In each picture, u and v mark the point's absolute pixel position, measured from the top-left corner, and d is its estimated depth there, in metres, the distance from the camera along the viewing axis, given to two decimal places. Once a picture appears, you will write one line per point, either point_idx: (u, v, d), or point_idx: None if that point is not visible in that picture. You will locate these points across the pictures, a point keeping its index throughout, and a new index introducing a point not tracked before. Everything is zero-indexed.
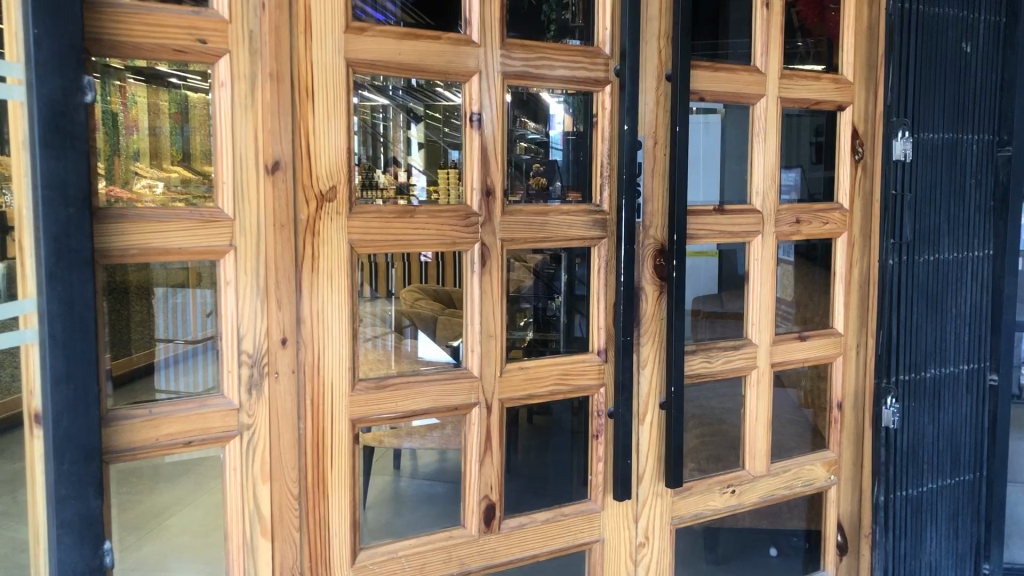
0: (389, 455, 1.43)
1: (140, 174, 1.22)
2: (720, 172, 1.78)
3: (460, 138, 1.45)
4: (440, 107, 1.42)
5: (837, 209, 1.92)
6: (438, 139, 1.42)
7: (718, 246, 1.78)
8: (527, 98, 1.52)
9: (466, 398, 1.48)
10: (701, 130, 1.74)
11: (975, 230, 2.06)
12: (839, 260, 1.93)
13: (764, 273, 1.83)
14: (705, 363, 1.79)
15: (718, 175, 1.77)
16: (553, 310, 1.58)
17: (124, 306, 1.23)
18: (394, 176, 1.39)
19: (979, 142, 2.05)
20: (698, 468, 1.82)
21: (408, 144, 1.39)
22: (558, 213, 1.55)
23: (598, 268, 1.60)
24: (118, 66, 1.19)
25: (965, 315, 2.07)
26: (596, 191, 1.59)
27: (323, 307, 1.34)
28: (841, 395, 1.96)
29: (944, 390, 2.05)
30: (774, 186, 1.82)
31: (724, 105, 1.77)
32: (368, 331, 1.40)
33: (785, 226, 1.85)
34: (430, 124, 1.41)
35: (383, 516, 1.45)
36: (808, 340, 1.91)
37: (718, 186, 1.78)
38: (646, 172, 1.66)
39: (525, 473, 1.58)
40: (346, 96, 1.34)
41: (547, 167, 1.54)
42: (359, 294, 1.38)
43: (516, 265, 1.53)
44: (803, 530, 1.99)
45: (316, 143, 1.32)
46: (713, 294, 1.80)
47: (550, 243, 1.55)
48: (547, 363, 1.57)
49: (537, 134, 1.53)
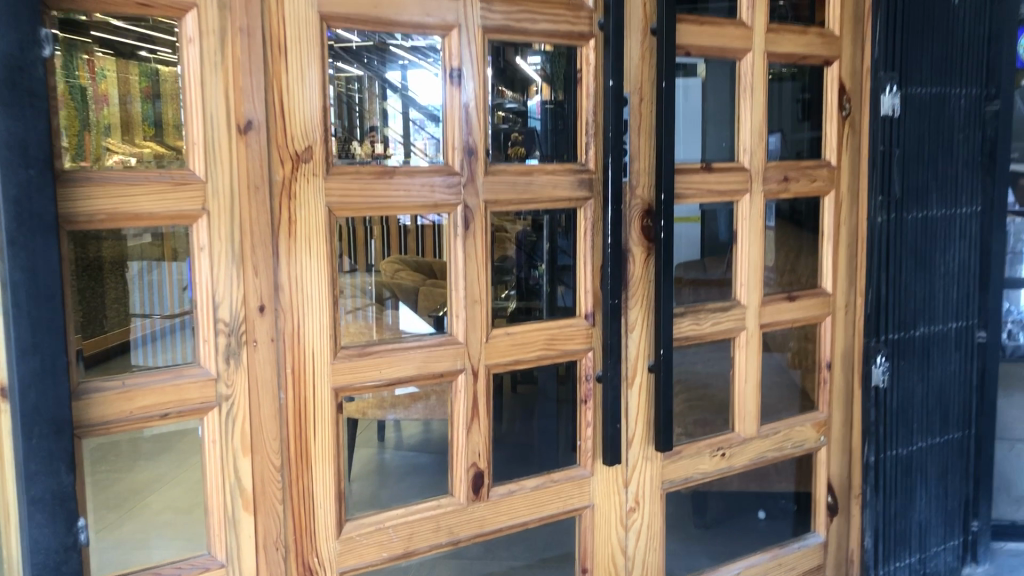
0: (373, 427, 1.39)
1: (112, 150, 1.17)
2: (702, 132, 1.73)
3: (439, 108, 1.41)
4: (416, 76, 1.38)
5: (824, 166, 1.89)
6: (416, 105, 1.38)
7: (700, 207, 1.74)
8: (503, 66, 1.47)
9: (452, 364, 1.44)
10: (680, 94, 1.68)
11: (964, 186, 2.04)
12: (826, 217, 1.91)
13: (752, 233, 1.79)
14: (693, 326, 1.75)
15: (700, 134, 1.73)
16: (535, 279, 1.55)
17: (98, 284, 1.17)
18: (370, 147, 1.35)
19: (966, 96, 2.02)
20: (685, 432, 1.79)
21: (388, 113, 1.36)
22: (542, 172, 1.52)
23: (584, 230, 1.57)
24: (85, 39, 1.14)
25: (953, 272, 2.05)
26: (582, 149, 1.56)
27: (301, 272, 1.29)
28: (830, 355, 1.94)
29: (933, 348, 2.03)
30: (761, 143, 1.79)
31: (704, 60, 1.72)
32: (346, 304, 1.35)
33: (773, 184, 1.82)
34: (408, 92, 1.37)
35: (368, 488, 1.41)
36: (797, 301, 1.88)
37: (700, 144, 1.73)
38: (632, 129, 1.61)
39: (512, 440, 1.55)
40: (314, 63, 1.28)
41: (525, 135, 1.50)
42: (340, 262, 1.34)
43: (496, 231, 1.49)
44: (792, 492, 1.98)
45: (292, 101, 1.27)
46: (695, 260, 1.76)
47: (533, 204, 1.51)
48: (534, 329, 1.53)
49: (514, 103, 1.48)
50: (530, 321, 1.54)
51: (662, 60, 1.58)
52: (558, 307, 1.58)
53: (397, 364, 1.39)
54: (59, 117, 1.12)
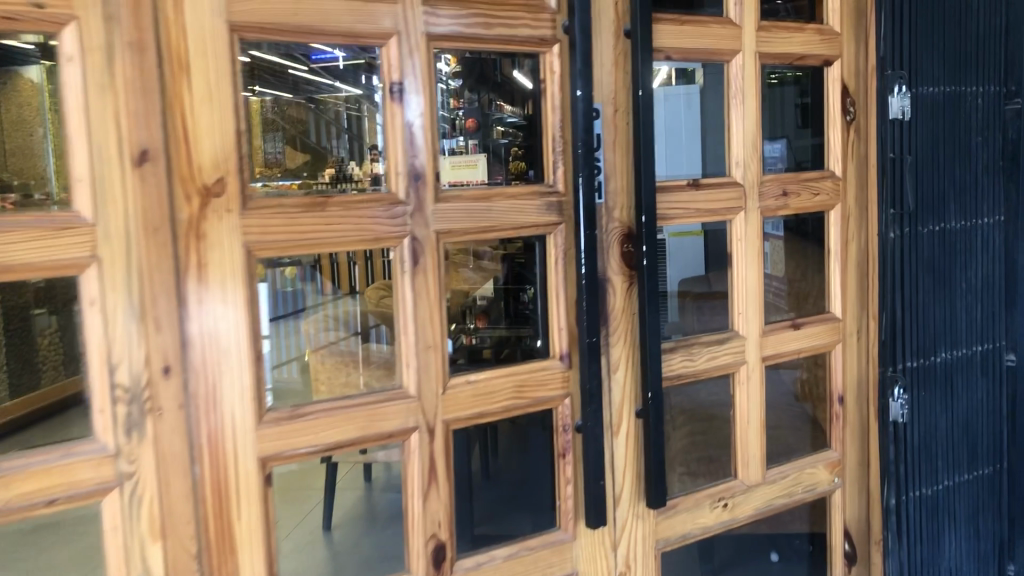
0: (359, 468, 1.23)
1: None
2: (701, 140, 1.57)
3: (450, 122, 1.29)
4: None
5: (828, 177, 1.70)
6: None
7: (703, 224, 1.57)
8: (500, 80, 1.34)
9: (403, 422, 1.25)
10: (682, 102, 1.53)
11: (984, 195, 1.84)
12: (833, 234, 1.71)
13: (749, 254, 1.60)
14: (687, 362, 1.56)
15: (699, 143, 1.56)
16: (528, 303, 1.40)
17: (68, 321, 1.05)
18: (370, 168, 1.23)
19: (984, 95, 1.82)
20: (687, 472, 1.60)
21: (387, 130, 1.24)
22: (503, 197, 1.33)
23: (555, 259, 1.39)
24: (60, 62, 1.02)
25: (976, 289, 1.85)
26: (549, 168, 1.38)
27: (227, 312, 1.11)
28: (842, 387, 1.74)
29: (957, 375, 1.83)
30: (755, 155, 1.60)
31: (702, 65, 1.55)
32: (280, 354, 1.18)
33: (770, 200, 1.62)
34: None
35: (352, 535, 1.28)
36: (803, 329, 1.69)
37: (700, 155, 1.57)
38: (606, 145, 1.43)
39: (491, 495, 1.38)
40: (287, 85, 1.16)
41: (527, 150, 1.37)
42: (302, 295, 1.19)
43: (478, 256, 1.34)
44: (806, 533, 1.78)
45: (253, 118, 1.14)
46: (700, 275, 1.59)
47: (496, 233, 1.33)
48: (502, 371, 1.35)
49: (515, 117, 1.36)
50: (491, 368, 1.35)
51: (639, 65, 1.40)
52: (525, 342, 1.39)
53: (335, 425, 1.19)
54: (42, 144, 1.03)
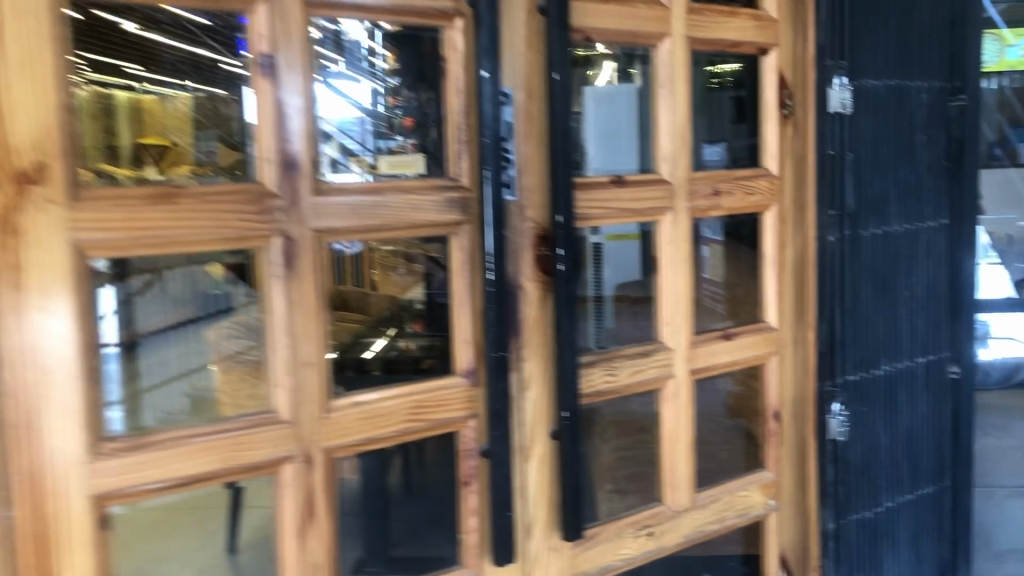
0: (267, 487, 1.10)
1: None
2: (632, 135, 1.43)
3: (386, 122, 1.18)
4: (343, 84, 1.14)
5: (764, 175, 1.56)
6: (353, 116, 1.15)
7: (640, 226, 1.44)
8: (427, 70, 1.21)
9: (273, 451, 1.08)
10: (624, 102, 1.41)
11: (928, 197, 1.73)
12: (769, 239, 1.58)
13: (677, 259, 1.46)
14: (608, 378, 1.40)
15: (632, 139, 1.43)
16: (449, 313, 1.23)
17: None
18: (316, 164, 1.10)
19: (928, 90, 1.71)
20: (615, 490, 1.47)
21: (326, 129, 1.12)
22: (396, 192, 1.16)
23: (461, 263, 1.23)
24: None
25: (920, 297, 1.73)
26: (452, 160, 1.22)
27: (132, 309, 1.01)
28: (776, 403, 1.61)
29: (900, 388, 1.71)
30: (685, 150, 1.46)
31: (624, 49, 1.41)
32: (188, 360, 1.06)
33: (701, 200, 1.48)
34: (336, 102, 1.13)
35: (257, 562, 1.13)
36: (735, 340, 1.55)
37: (634, 152, 1.43)
38: (518, 135, 1.28)
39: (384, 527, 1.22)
40: (218, 80, 1.05)
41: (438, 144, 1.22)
42: (227, 296, 1.08)
43: (410, 258, 1.21)
44: (741, 554, 1.63)
45: (179, 115, 1.04)
46: (637, 280, 1.46)
47: (389, 232, 1.16)
48: (398, 394, 1.18)
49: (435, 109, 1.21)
50: (383, 391, 1.17)
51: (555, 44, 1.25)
52: (424, 356, 1.23)
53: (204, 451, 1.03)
54: None
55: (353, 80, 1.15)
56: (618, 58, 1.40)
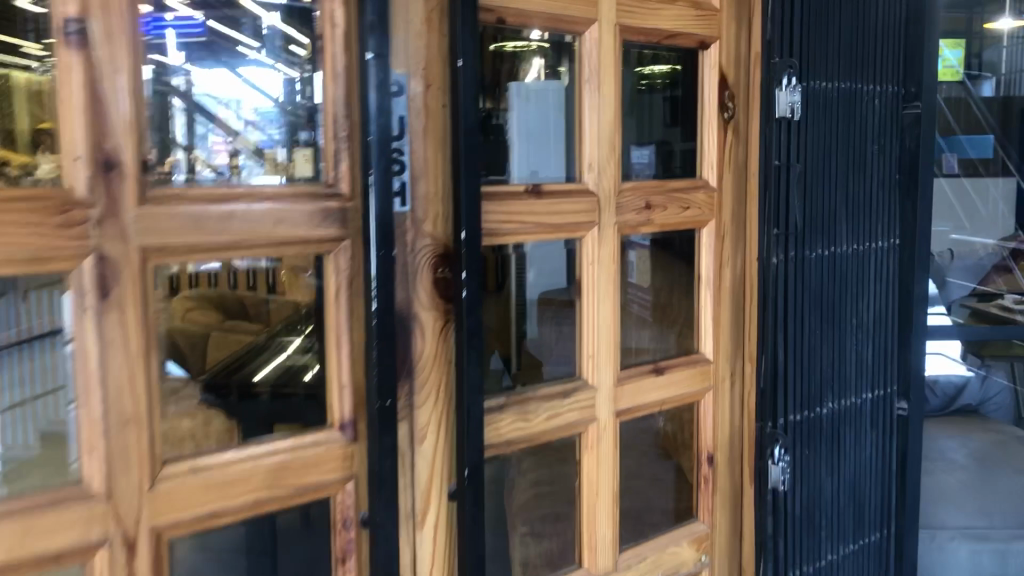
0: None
1: None
2: (556, 139, 1.22)
3: (307, 111, 0.98)
4: (256, 71, 0.95)
5: (701, 187, 1.37)
6: (270, 107, 0.95)
7: (566, 242, 1.23)
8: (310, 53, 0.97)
9: (82, 535, 0.84)
10: (551, 104, 1.21)
11: (879, 214, 1.56)
12: (705, 256, 1.38)
13: (603, 283, 1.25)
14: (520, 423, 1.18)
15: (556, 144, 1.22)
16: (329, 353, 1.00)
17: None
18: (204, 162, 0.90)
19: (880, 96, 1.54)
20: (530, 532, 1.26)
21: (236, 121, 0.93)
22: (255, 202, 0.93)
23: (339, 290, 1.00)
24: None
25: (869, 326, 1.57)
26: (330, 162, 0.98)
27: None
28: (711, 446, 1.41)
29: (846, 428, 1.55)
30: (612, 156, 1.25)
31: (541, 32, 1.18)
32: (35, 385, 0.83)
33: (630, 215, 1.29)
34: (249, 92, 0.94)
35: None
36: (666, 375, 1.35)
37: (559, 159, 1.22)
38: (414, 132, 1.04)
39: None
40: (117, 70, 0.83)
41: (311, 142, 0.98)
42: (64, 306, 0.83)
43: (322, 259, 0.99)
44: None
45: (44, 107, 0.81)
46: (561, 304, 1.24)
47: (244, 251, 0.92)
48: (250, 458, 0.94)
49: (305, 98, 0.97)
50: (233, 453, 0.93)
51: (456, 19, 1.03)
52: (292, 403, 1.00)
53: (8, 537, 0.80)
54: None
55: (270, 66, 0.95)
56: (542, 48, 1.19)
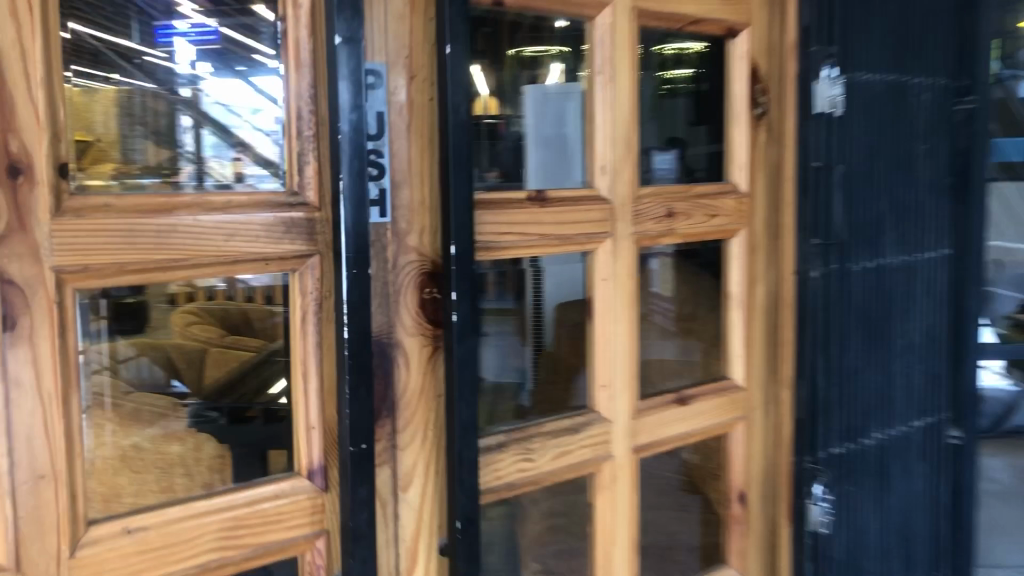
0: None
1: None
2: (564, 142, 1.08)
3: (309, 102, 0.84)
4: (273, 82, 0.84)
5: (730, 192, 1.23)
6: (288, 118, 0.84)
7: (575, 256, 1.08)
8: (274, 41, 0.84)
9: None
10: (557, 107, 1.08)
11: (928, 220, 1.40)
12: (735, 271, 1.25)
13: (619, 302, 1.10)
14: (523, 464, 1.03)
15: (564, 147, 1.08)
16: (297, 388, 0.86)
17: None
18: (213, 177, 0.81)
19: (928, 88, 1.38)
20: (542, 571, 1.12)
21: (255, 133, 0.84)
22: (204, 213, 0.78)
23: (305, 316, 0.86)
24: None
25: (917, 346, 1.40)
26: (294, 166, 0.84)
27: None
28: (743, 482, 1.28)
29: (891, 460, 1.38)
30: (629, 157, 1.10)
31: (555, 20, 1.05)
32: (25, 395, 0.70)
33: (650, 223, 1.14)
34: (269, 102, 0.84)
35: None
36: (691, 406, 1.21)
37: (568, 164, 1.08)
38: (398, 131, 0.90)
39: None
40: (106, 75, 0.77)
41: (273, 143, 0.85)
42: None
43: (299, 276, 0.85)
44: None
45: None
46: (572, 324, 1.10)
47: (191, 271, 0.78)
48: (201, 516, 0.80)
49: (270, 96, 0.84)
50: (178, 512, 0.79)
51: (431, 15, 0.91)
52: (255, 446, 0.86)
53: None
54: None
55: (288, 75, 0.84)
56: (561, 52, 1.08)
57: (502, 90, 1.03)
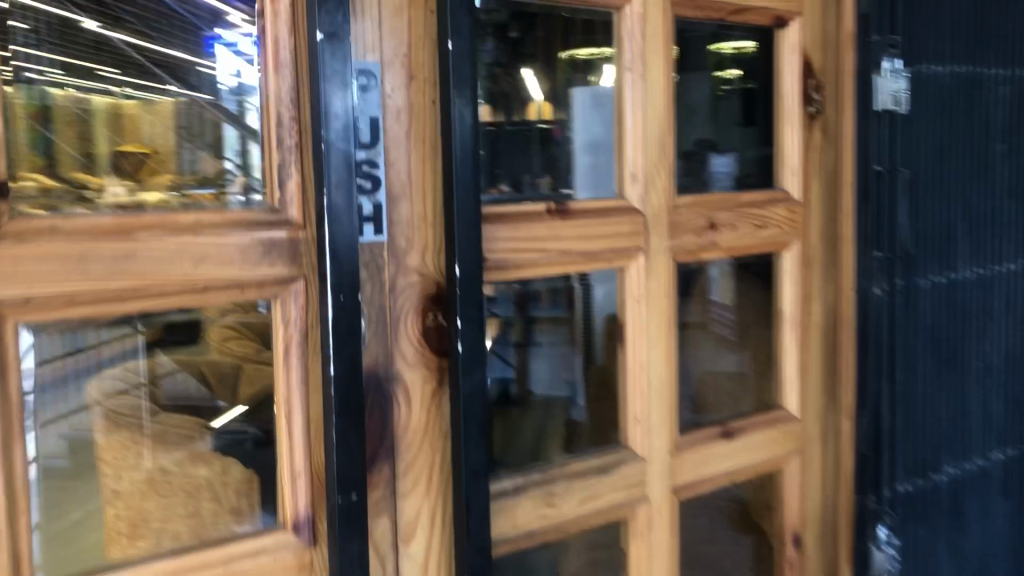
0: None
1: None
2: (592, 151, 0.96)
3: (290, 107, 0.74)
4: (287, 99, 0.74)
5: (781, 201, 1.10)
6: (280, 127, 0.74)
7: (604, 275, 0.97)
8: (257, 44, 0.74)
9: None
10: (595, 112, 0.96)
11: (1007, 229, 1.25)
12: (788, 289, 1.12)
13: (654, 325, 0.99)
14: (546, 510, 0.92)
15: (593, 156, 0.96)
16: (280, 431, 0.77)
17: None
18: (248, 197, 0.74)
19: (1006, 82, 1.23)
20: None
21: None
22: (166, 236, 0.69)
23: (288, 348, 0.75)
24: None
25: (997, 369, 1.25)
26: (274, 179, 0.74)
27: None
28: (799, 522, 1.15)
29: (968, 497, 1.23)
30: (664, 163, 0.99)
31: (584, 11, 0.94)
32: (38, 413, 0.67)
33: (688, 237, 1.02)
34: None
35: None
36: (737, 440, 1.08)
37: (598, 175, 0.96)
38: (395, 139, 0.80)
39: None
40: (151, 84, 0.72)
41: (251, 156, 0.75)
42: None
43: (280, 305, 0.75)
44: None
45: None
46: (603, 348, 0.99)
47: (154, 301, 0.69)
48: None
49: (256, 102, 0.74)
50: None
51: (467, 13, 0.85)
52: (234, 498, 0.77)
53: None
54: None
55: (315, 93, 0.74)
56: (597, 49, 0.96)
57: (554, 92, 0.94)
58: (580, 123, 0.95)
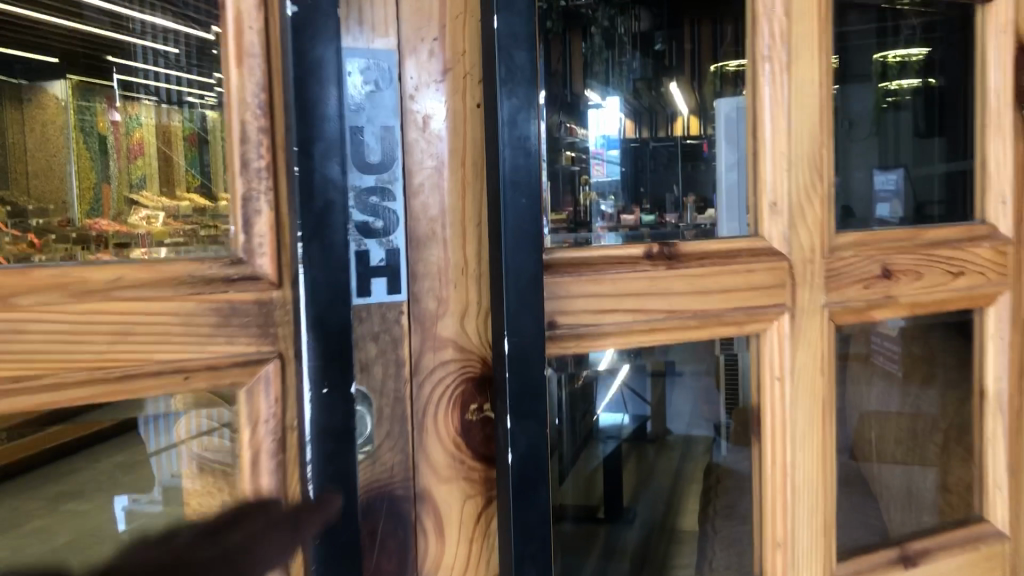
0: None
1: None
2: (724, 180, 0.70)
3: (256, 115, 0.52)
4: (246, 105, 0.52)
5: (983, 237, 0.80)
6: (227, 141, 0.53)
7: (736, 343, 0.70)
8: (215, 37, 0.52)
9: None
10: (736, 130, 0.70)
11: None
12: (995, 358, 0.81)
13: (802, 411, 0.71)
14: None
15: (726, 188, 0.70)
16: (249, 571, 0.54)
17: None
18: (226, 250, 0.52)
19: None
20: None
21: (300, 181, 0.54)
22: (74, 304, 0.48)
23: (258, 455, 0.53)
24: None
25: None
26: (237, 218, 0.52)
27: None
28: None
29: None
30: (819, 188, 0.71)
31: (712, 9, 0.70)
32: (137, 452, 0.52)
33: (854, 289, 0.73)
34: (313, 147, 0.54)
35: None
36: (923, 567, 0.78)
37: (731, 215, 0.70)
38: (419, 157, 0.57)
39: None
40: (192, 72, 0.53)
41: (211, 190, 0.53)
42: None
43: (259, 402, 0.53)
44: None
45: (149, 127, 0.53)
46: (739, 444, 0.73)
47: (57, 397, 0.48)
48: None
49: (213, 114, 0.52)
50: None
51: (595, 27, 0.67)
52: (230, 554, 0.53)
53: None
54: None
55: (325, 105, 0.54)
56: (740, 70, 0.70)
57: (700, 104, 0.71)
58: (726, 134, 0.71)
